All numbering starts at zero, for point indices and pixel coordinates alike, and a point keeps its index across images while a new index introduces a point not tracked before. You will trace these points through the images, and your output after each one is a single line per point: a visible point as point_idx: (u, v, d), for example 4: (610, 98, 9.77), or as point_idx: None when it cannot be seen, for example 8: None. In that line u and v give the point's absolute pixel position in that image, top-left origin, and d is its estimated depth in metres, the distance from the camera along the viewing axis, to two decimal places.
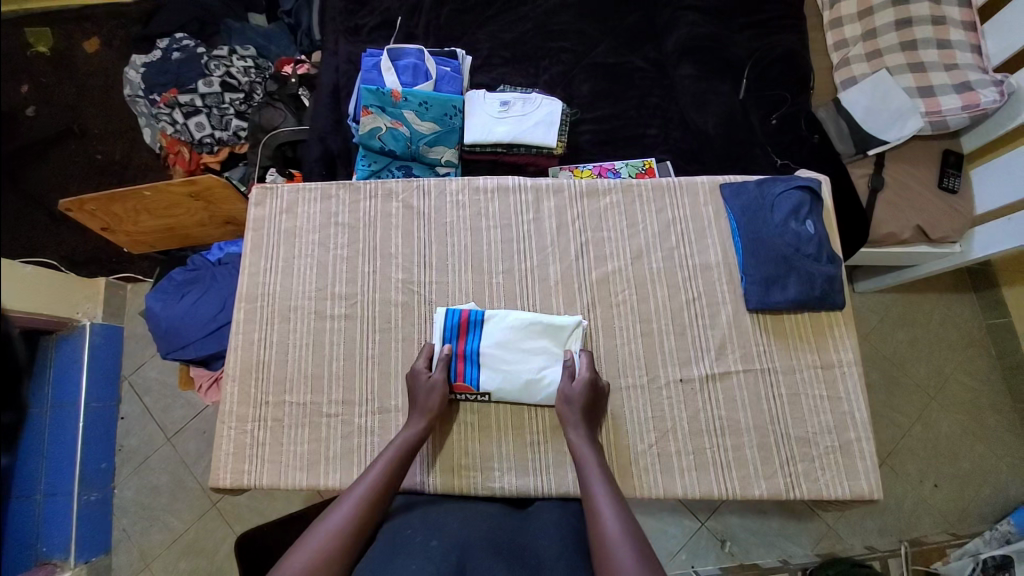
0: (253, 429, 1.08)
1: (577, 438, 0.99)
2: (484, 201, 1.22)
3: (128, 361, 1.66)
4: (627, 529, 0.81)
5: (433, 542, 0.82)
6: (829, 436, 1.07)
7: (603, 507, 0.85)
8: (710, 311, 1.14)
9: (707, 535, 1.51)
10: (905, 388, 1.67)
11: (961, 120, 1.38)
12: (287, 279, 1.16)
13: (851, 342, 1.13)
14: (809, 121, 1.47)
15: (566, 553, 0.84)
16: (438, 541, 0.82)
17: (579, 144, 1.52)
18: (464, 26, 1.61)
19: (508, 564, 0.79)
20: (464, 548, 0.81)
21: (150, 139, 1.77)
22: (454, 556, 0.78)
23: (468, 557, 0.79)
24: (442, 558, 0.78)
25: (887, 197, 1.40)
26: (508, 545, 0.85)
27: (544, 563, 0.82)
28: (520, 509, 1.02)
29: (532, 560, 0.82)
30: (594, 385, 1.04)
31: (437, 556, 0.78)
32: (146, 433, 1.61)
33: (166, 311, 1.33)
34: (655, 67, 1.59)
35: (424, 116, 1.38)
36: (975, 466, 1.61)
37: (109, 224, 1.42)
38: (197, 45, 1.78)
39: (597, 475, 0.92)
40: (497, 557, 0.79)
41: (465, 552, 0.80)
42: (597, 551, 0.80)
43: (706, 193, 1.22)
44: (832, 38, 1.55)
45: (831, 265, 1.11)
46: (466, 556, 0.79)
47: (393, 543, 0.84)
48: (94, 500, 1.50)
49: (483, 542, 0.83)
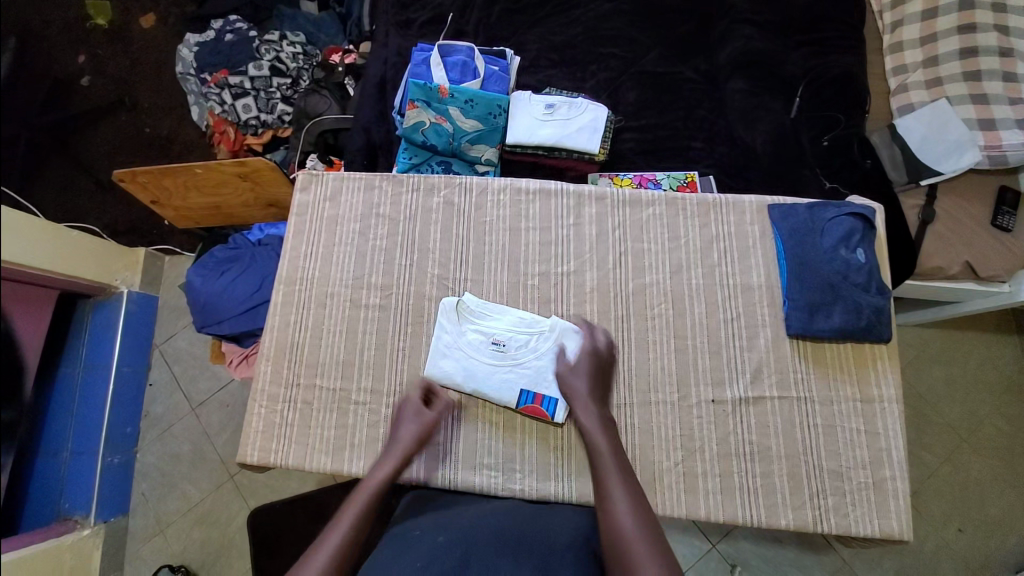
0: (283, 410, 1.09)
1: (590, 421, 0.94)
2: (525, 203, 1.21)
3: (160, 330, 1.71)
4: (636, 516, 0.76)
5: (439, 538, 0.82)
6: (863, 472, 1.04)
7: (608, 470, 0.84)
8: (748, 333, 1.12)
9: (717, 558, 1.49)
10: (937, 427, 1.61)
11: (1023, 156, 1.33)
12: (326, 265, 1.18)
13: (893, 379, 1.09)
14: (861, 145, 1.43)
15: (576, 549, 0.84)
16: (444, 538, 0.82)
17: (621, 152, 1.50)
18: (515, 26, 1.61)
19: (513, 559, 0.76)
20: (471, 542, 0.80)
21: (198, 117, 1.82)
22: (458, 551, 0.77)
23: (473, 553, 0.77)
24: (447, 554, 0.77)
25: (938, 230, 1.36)
26: (516, 536, 0.83)
27: (553, 555, 0.78)
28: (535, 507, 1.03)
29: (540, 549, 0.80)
30: (599, 359, 1.03)
31: (441, 553, 0.77)
32: (172, 401, 1.65)
33: (205, 287, 1.36)
34: (704, 79, 1.56)
35: (468, 113, 1.40)
36: (1004, 514, 1.55)
37: (158, 198, 1.45)
38: (249, 29, 1.82)
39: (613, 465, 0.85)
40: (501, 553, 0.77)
41: (470, 546, 0.79)
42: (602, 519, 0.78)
43: (753, 212, 1.19)
44: (890, 62, 1.50)
45: (879, 297, 1.07)
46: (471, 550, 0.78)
47: (399, 534, 0.86)
48: (116, 462, 1.54)
49: (490, 535, 0.82)
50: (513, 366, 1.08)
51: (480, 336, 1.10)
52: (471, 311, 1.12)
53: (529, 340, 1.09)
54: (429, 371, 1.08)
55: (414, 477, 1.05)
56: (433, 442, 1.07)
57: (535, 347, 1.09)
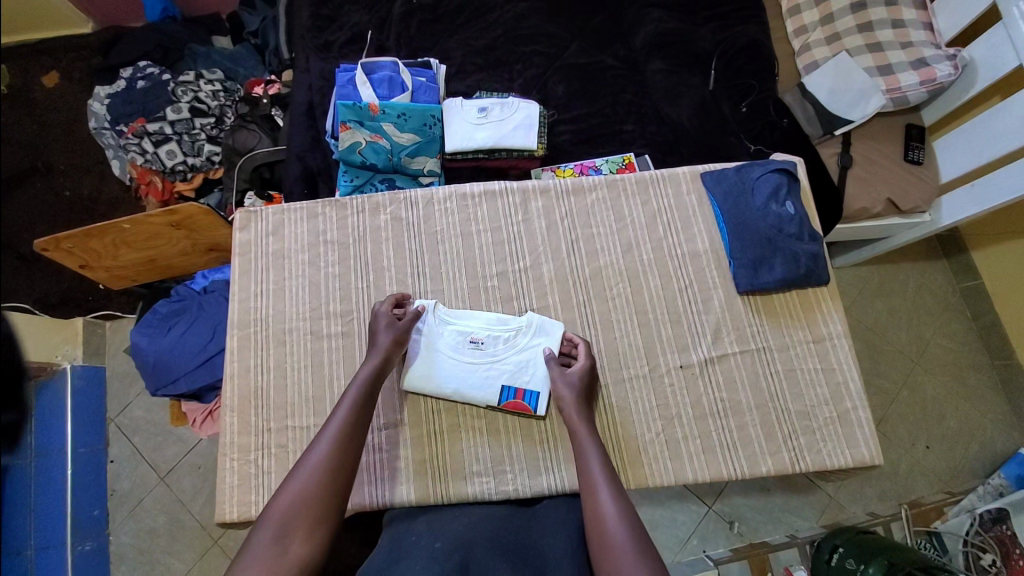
0: (256, 458, 1.06)
1: (578, 423, 0.98)
2: (472, 206, 1.22)
3: (113, 402, 1.61)
4: (624, 518, 0.82)
5: (437, 544, 0.83)
6: (827, 408, 1.11)
7: (602, 494, 0.85)
8: (702, 297, 1.17)
9: (715, 519, 1.54)
10: (889, 355, 1.73)
11: (920, 95, 1.44)
12: (280, 301, 1.15)
13: (839, 316, 1.16)
14: (777, 106, 1.51)
15: (568, 546, 0.87)
16: (442, 543, 0.83)
17: (559, 144, 1.54)
18: (435, 35, 1.62)
19: (513, 565, 0.79)
20: (469, 547, 0.81)
21: (120, 171, 1.74)
22: (458, 554, 0.78)
23: (471, 557, 0.79)
24: (446, 557, 0.78)
25: (857, 174, 1.46)
26: (510, 544, 0.85)
27: (547, 563, 0.82)
28: (526, 506, 1.03)
29: (535, 562, 0.82)
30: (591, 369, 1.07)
31: (440, 555, 0.78)
32: (138, 473, 1.56)
33: (153, 346, 1.30)
34: (626, 64, 1.61)
35: (403, 127, 1.39)
36: (961, 424, 1.67)
37: (86, 261, 1.38)
38: (162, 72, 1.75)
39: (597, 464, 0.90)
40: (501, 559, 0.80)
41: (468, 551, 0.80)
42: (599, 552, 0.80)
43: (688, 182, 1.25)
44: (792, 25, 1.60)
45: (813, 243, 1.14)
46: (469, 556, 0.79)
47: (396, 549, 0.86)
48: (89, 549, 1.46)
49: (488, 544, 0.83)
50: (491, 363, 1.10)
51: (449, 342, 1.10)
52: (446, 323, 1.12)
53: (505, 336, 1.11)
54: (407, 381, 1.08)
55: (403, 499, 1.04)
56: (416, 459, 1.06)
57: (511, 340, 1.11)
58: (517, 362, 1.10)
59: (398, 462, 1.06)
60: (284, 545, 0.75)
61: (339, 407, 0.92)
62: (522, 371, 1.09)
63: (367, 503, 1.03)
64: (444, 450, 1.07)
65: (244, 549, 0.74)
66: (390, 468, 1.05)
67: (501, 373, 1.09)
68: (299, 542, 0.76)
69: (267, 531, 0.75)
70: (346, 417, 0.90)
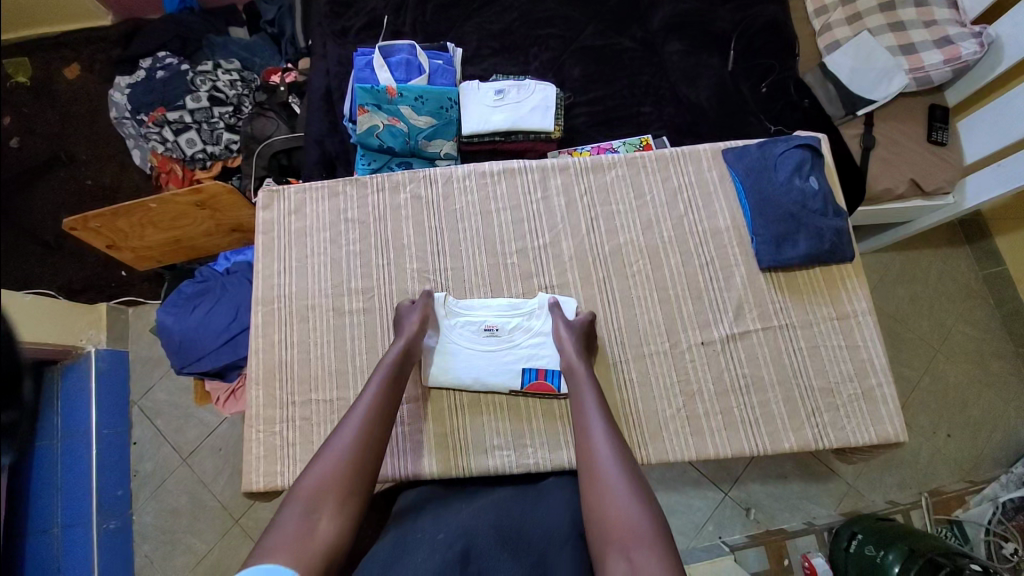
0: (281, 430, 1.07)
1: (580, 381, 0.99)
2: (491, 184, 1.22)
3: (135, 385, 1.64)
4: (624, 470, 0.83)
5: (439, 533, 0.80)
6: (851, 384, 1.10)
7: (599, 447, 0.86)
8: (724, 274, 1.16)
9: (732, 505, 1.53)
10: (910, 342, 1.70)
11: (944, 74, 1.41)
12: (303, 278, 1.16)
13: (864, 293, 1.15)
14: (798, 87, 1.49)
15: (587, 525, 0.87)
16: (444, 534, 0.79)
17: (576, 127, 1.53)
18: (452, 19, 1.62)
19: (514, 557, 0.78)
20: (472, 535, 0.79)
21: (141, 160, 1.77)
22: (459, 542, 0.77)
23: (473, 547, 0.77)
24: (447, 546, 0.77)
25: (880, 154, 1.43)
26: (514, 528, 0.83)
27: (552, 550, 0.81)
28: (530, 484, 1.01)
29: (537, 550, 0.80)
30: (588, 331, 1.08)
31: (443, 544, 0.77)
32: (161, 455, 1.59)
33: (178, 325, 1.32)
34: (643, 46, 1.60)
35: (421, 110, 1.40)
36: (985, 412, 1.65)
37: (113, 241, 1.40)
38: (181, 62, 1.77)
39: (597, 418, 0.91)
40: (502, 552, 0.78)
41: (471, 540, 0.78)
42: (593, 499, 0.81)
43: (709, 160, 1.24)
44: (812, 4, 1.57)
45: (838, 218, 1.13)
46: (472, 545, 0.77)
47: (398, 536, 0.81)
48: (113, 527, 1.48)
49: (489, 530, 0.81)
50: (509, 348, 1.10)
51: (468, 326, 1.11)
52: (458, 307, 1.13)
53: (519, 321, 1.12)
54: (430, 378, 1.08)
55: (426, 472, 1.04)
56: (436, 433, 1.07)
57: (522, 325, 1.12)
58: (530, 344, 1.10)
59: (421, 433, 1.07)
60: (313, 521, 0.74)
61: (368, 387, 0.94)
62: (536, 352, 1.10)
63: (396, 476, 1.04)
64: (464, 425, 1.07)
65: (272, 524, 0.74)
66: (412, 441, 1.06)
67: (517, 354, 1.10)
68: (328, 520, 0.76)
69: (296, 506, 0.76)
70: (372, 402, 0.91)
